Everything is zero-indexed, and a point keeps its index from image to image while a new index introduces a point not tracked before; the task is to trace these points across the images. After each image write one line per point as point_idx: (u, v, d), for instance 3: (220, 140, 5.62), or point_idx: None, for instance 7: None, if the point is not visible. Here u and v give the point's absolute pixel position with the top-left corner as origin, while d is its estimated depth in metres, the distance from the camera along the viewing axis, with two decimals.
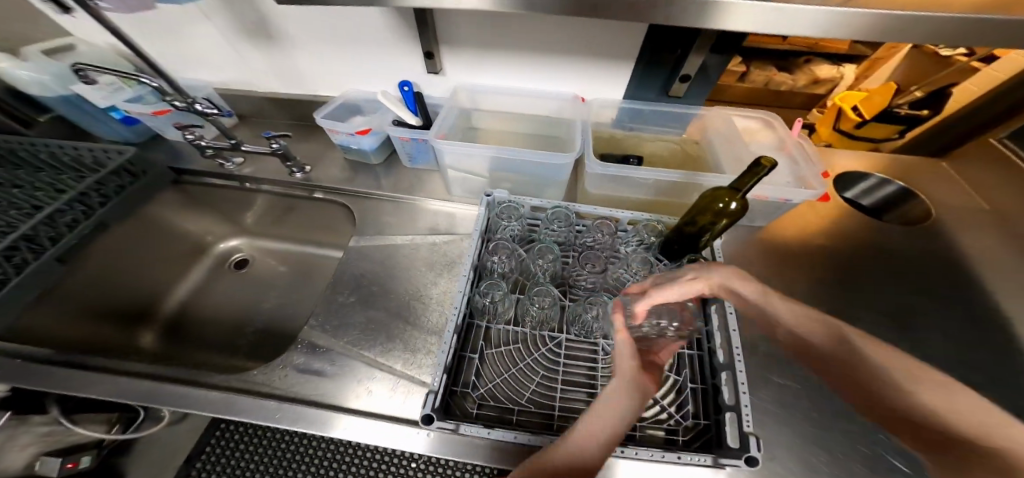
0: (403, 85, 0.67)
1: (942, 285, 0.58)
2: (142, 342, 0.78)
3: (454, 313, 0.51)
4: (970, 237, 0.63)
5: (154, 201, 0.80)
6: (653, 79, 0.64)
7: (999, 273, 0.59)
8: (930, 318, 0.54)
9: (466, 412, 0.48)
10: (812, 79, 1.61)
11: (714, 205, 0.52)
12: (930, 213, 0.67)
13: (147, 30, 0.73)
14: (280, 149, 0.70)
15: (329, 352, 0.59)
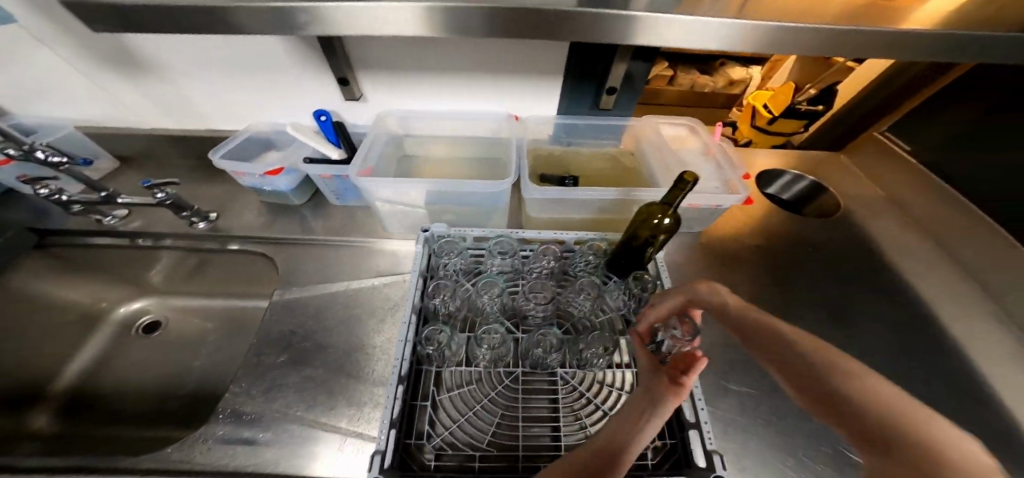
0: (318, 115, 0.61)
1: (860, 273, 0.63)
2: (34, 424, 0.60)
3: (398, 362, 0.45)
4: (867, 221, 0.71)
5: (17, 269, 0.65)
6: (583, 94, 0.63)
7: (905, 255, 0.66)
8: (856, 307, 0.59)
9: (424, 466, 0.41)
10: (728, 80, 1.78)
11: (649, 220, 0.53)
12: (839, 203, 0.74)
13: None
14: (167, 199, 0.60)
15: (262, 417, 0.50)
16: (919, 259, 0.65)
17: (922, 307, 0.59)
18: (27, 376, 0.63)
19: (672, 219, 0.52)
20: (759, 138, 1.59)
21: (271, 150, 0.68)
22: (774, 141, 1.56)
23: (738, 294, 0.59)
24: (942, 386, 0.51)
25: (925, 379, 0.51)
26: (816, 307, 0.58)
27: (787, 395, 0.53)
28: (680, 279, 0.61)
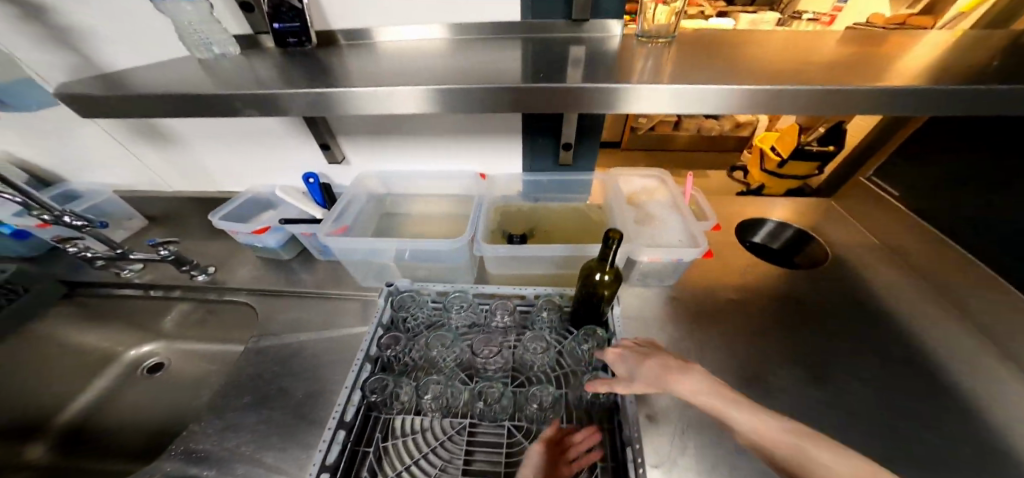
0: (306, 178, 0.67)
1: (853, 326, 0.58)
2: (30, 455, 0.64)
3: (340, 408, 0.45)
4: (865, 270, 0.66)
5: (44, 318, 0.70)
6: (543, 152, 0.67)
7: (906, 308, 0.60)
8: (851, 367, 0.53)
9: None
10: (733, 124, 2.00)
11: (591, 277, 0.50)
12: (828, 251, 0.70)
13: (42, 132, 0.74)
14: (169, 255, 0.67)
15: (210, 460, 0.50)
16: (918, 311, 0.60)
17: (925, 364, 0.53)
18: (29, 409, 0.67)
19: (613, 275, 0.50)
20: (771, 181, 1.56)
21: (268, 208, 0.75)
22: (786, 184, 1.50)
23: (711, 349, 0.56)
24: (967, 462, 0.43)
25: (942, 454, 0.44)
26: (798, 362, 0.54)
27: None
28: (650, 333, 0.58)
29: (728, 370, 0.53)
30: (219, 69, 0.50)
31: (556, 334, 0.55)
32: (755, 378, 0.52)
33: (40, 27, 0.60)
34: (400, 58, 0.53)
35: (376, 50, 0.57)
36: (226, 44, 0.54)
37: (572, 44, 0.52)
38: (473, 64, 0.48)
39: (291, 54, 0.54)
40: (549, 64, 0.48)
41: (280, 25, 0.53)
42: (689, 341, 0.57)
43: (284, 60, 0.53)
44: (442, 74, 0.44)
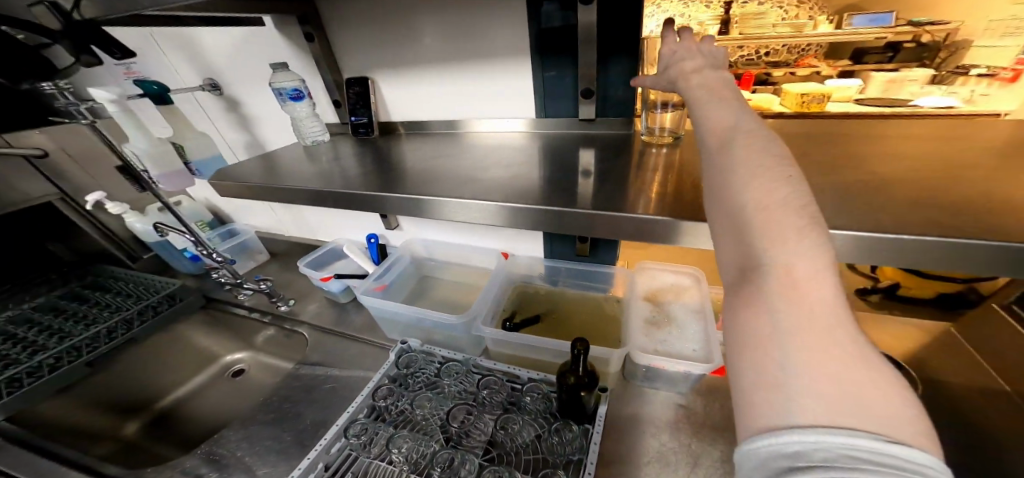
0: (369, 238, 0.83)
1: None
2: (126, 430, 0.84)
3: (326, 441, 0.51)
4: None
5: (185, 320, 0.96)
6: (562, 243, 0.71)
7: None
8: None
9: None
10: None
11: (566, 379, 0.50)
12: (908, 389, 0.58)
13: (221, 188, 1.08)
14: (266, 289, 0.88)
15: (224, 463, 0.60)
16: None
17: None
18: (149, 391, 0.90)
19: (586, 376, 0.50)
20: None
21: (339, 257, 0.93)
22: None
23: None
24: None
25: None
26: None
27: None
28: (642, 451, 0.53)
29: None
30: (315, 158, 0.69)
31: (541, 418, 0.54)
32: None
33: (236, 119, 0.92)
34: (439, 154, 0.65)
35: (426, 145, 0.71)
36: (318, 134, 0.78)
37: (584, 143, 0.61)
38: (487, 167, 0.56)
39: (360, 140, 0.77)
40: (551, 168, 0.53)
41: (354, 119, 0.77)
42: (684, 471, 0.50)
43: (359, 146, 0.74)
44: (454, 178, 0.54)
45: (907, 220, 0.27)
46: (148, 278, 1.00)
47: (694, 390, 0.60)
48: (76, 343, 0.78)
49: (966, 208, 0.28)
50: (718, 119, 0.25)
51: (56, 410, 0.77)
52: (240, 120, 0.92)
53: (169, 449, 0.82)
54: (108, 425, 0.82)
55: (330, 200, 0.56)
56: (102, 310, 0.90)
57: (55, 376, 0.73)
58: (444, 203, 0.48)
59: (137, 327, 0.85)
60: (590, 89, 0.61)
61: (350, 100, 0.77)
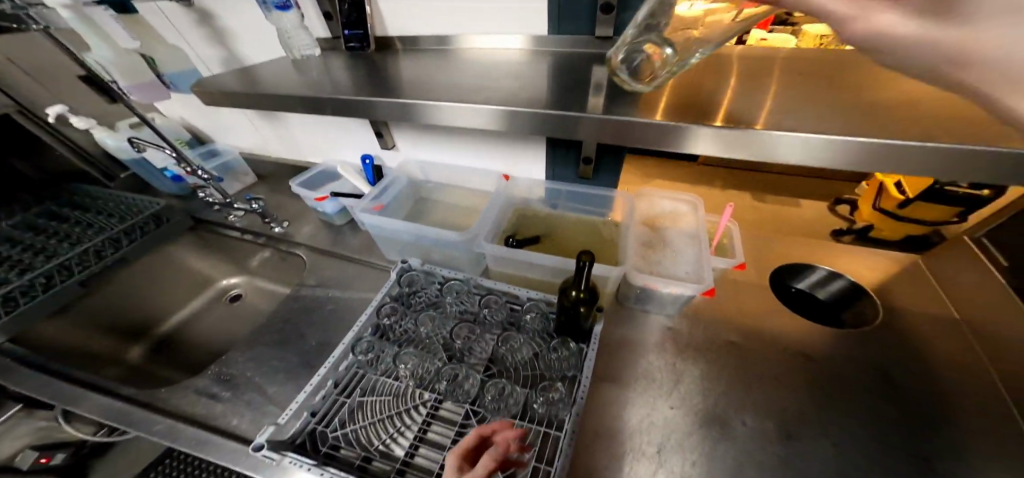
0: (364, 159, 0.79)
1: (879, 407, 0.50)
2: (130, 355, 0.84)
3: (333, 359, 0.53)
4: (929, 340, 0.57)
5: (174, 242, 0.93)
6: (566, 162, 0.68)
7: (964, 409, 0.50)
8: (848, 446, 0.47)
9: (319, 449, 0.47)
10: None
11: (567, 294, 0.51)
12: (880, 315, 0.61)
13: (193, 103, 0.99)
14: (258, 208, 0.85)
15: (237, 382, 0.60)
16: (969, 411, 0.50)
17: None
18: (145, 314, 0.89)
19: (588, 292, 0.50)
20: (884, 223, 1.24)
21: (331, 179, 0.89)
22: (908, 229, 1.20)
23: (692, 389, 0.53)
24: None
25: None
26: (790, 433, 0.48)
27: None
28: (632, 360, 0.57)
29: (706, 418, 0.50)
30: (307, 76, 0.62)
31: (539, 337, 0.57)
32: (720, 431, 0.49)
33: (210, 34, 0.80)
34: (441, 69, 0.59)
35: (425, 60, 0.64)
36: (308, 48, 0.69)
37: (598, 62, 0.56)
38: (500, 83, 0.52)
39: (354, 56, 0.69)
40: (567, 85, 0.49)
41: (347, 32, 0.68)
42: (667, 376, 0.55)
43: (352, 61, 0.67)
44: (462, 88, 0.50)
45: (887, 129, 0.31)
46: (126, 197, 0.96)
47: (681, 310, 0.63)
48: (68, 260, 0.76)
49: (942, 123, 0.31)
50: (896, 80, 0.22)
51: (55, 332, 0.74)
52: (216, 34, 0.80)
53: (181, 371, 0.84)
54: (108, 348, 0.82)
55: (330, 109, 0.51)
56: (84, 229, 0.87)
57: (47, 297, 0.71)
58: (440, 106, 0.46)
59: (128, 245, 0.83)
60: (611, 4, 0.54)
61: (344, 12, 0.65)
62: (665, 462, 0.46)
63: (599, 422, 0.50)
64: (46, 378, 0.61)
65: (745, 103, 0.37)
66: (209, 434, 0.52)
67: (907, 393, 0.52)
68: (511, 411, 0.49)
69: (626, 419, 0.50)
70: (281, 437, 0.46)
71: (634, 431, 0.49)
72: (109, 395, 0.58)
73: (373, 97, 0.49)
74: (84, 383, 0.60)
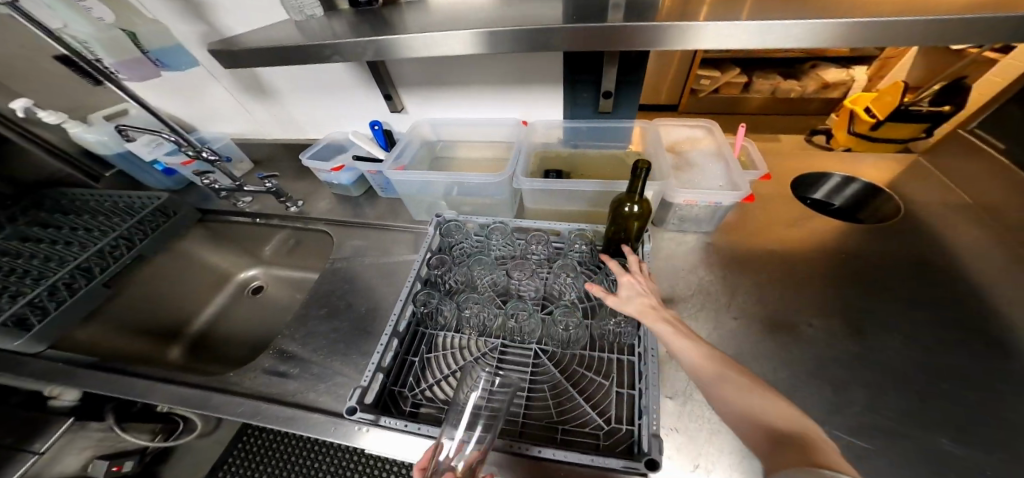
0: (374, 124, 0.78)
1: (901, 283, 0.56)
2: (171, 356, 0.83)
3: (395, 321, 0.54)
4: (943, 225, 0.62)
5: (184, 239, 0.90)
6: (584, 98, 0.70)
7: (979, 270, 0.56)
8: (884, 316, 0.53)
9: (403, 409, 0.50)
10: (822, 83, 2.08)
11: (621, 210, 0.53)
12: (901, 207, 0.66)
13: (166, 88, 0.91)
14: (272, 187, 0.83)
15: (302, 359, 0.61)
16: (988, 271, 0.56)
17: (994, 335, 0.50)
18: (173, 317, 0.88)
19: (642, 206, 0.52)
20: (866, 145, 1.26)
21: (339, 151, 0.87)
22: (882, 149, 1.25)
23: (737, 292, 0.58)
24: (1002, 410, 0.43)
25: (973, 397, 0.44)
26: (842, 322, 0.53)
27: (816, 395, 0.46)
28: (676, 274, 0.61)
29: (758, 315, 0.55)
30: (310, 33, 0.57)
31: (586, 269, 0.61)
32: (778, 326, 0.53)
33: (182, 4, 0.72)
34: (455, 11, 0.58)
35: (432, 6, 0.61)
36: (314, 7, 0.63)
37: None
38: (527, 16, 0.50)
39: (361, 12, 0.64)
40: (597, 8, 0.49)
41: None
42: (712, 285, 0.59)
43: (355, 17, 0.61)
44: (492, 21, 0.49)
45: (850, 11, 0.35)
46: (114, 195, 0.90)
47: (715, 227, 0.67)
48: (85, 263, 0.73)
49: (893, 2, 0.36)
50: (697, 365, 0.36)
51: (95, 337, 0.73)
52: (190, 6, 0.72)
53: (228, 364, 0.83)
54: (149, 351, 0.81)
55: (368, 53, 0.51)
56: (77, 231, 0.81)
57: (81, 297, 0.70)
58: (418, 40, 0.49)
59: (140, 242, 0.81)
60: None
61: None
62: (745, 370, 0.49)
63: None
64: (110, 377, 0.60)
65: (732, 6, 0.40)
66: (293, 410, 0.53)
67: (929, 271, 0.58)
68: (581, 349, 0.52)
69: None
70: (368, 400, 0.48)
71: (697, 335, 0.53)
72: (176, 385, 0.58)
73: (392, 34, 0.49)
74: (148, 378, 0.60)
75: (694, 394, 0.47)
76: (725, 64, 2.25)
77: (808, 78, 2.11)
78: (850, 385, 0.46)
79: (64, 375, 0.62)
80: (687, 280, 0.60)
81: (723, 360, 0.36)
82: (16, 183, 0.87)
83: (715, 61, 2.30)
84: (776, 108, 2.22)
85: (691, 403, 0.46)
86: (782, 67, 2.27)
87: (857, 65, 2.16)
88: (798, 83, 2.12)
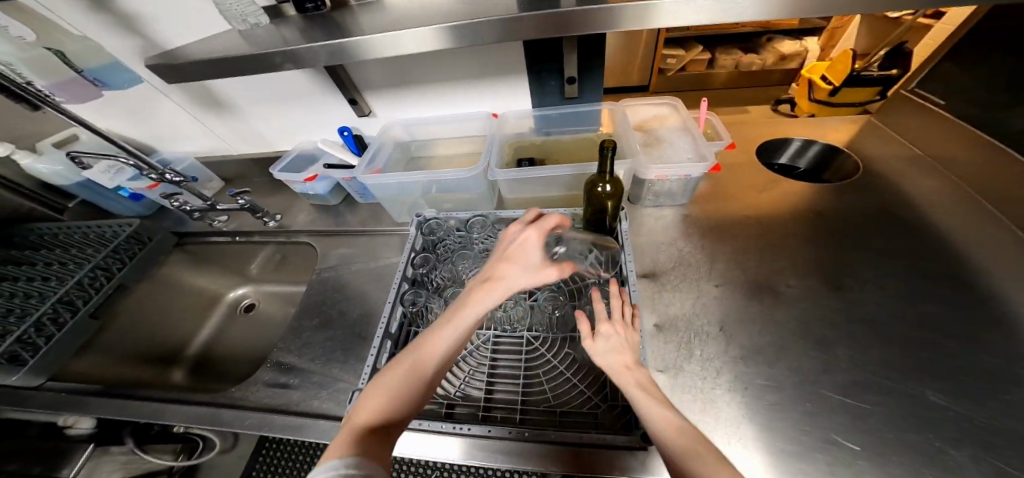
0: (343, 131, 0.76)
1: (863, 238, 0.60)
2: (175, 378, 0.83)
3: (385, 323, 0.55)
4: (901, 177, 0.66)
5: (165, 263, 0.88)
6: (550, 86, 0.70)
7: (935, 219, 0.60)
8: (851, 270, 0.57)
9: None
10: (778, 56, 2.11)
11: (594, 191, 0.55)
12: (858, 164, 0.70)
13: (116, 110, 0.86)
14: (246, 204, 0.82)
15: (301, 369, 0.62)
16: (941, 219, 0.60)
17: (949, 278, 0.54)
18: (167, 343, 0.87)
19: (613, 186, 0.54)
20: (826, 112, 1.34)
21: (311, 161, 0.86)
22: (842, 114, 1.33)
23: (715, 260, 0.61)
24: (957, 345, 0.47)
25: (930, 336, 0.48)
26: (811, 282, 0.56)
27: (794, 349, 0.50)
28: (655, 249, 0.64)
29: (735, 280, 0.58)
30: (258, 42, 0.55)
31: None
32: (755, 290, 0.56)
33: (115, 22, 0.66)
34: (409, 11, 0.56)
35: (385, 7, 0.59)
36: (257, 13, 0.60)
37: None
38: (478, 8, 0.50)
39: (311, 19, 0.60)
40: None
41: None
42: (690, 256, 0.62)
43: (306, 23, 0.59)
44: (446, 16, 0.49)
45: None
46: (81, 225, 0.87)
47: (689, 198, 0.69)
48: (66, 295, 0.71)
49: None
50: (664, 427, 0.34)
51: (95, 368, 0.73)
52: (123, 22, 0.67)
53: (231, 381, 0.83)
54: (148, 376, 0.80)
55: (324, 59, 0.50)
56: (49, 266, 0.78)
57: (68, 332, 0.69)
58: (365, 42, 0.48)
59: (119, 271, 0.79)
60: None
61: None
62: (730, 336, 0.52)
63: (652, 310, 0.55)
64: (110, 405, 0.60)
65: None
66: (301, 419, 0.54)
67: (891, 224, 0.61)
68: (570, 331, 0.55)
69: (675, 306, 0.56)
70: None
71: (679, 305, 0.56)
72: (178, 407, 0.59)
73: (344, 38, 0.49)
74: (150, 402, 0.61)
75: (686, 365, 0.49)
76: (688, 42, 2.27)
77: (766, 50, 2.16)
78: (822, 338, 0.50)
79: (67, 403, 0.62)
80: (667, 254, 0.62)
81: (696, 435, 0.33)
82: None
83: (678, 39, 2.30)
84: (740, 82, 2.25)
85: (682, 374, 0.48)
86: (742, 41, 2.31)
87: (809, 35, 2.23)
88: (757, 56, 2.13)
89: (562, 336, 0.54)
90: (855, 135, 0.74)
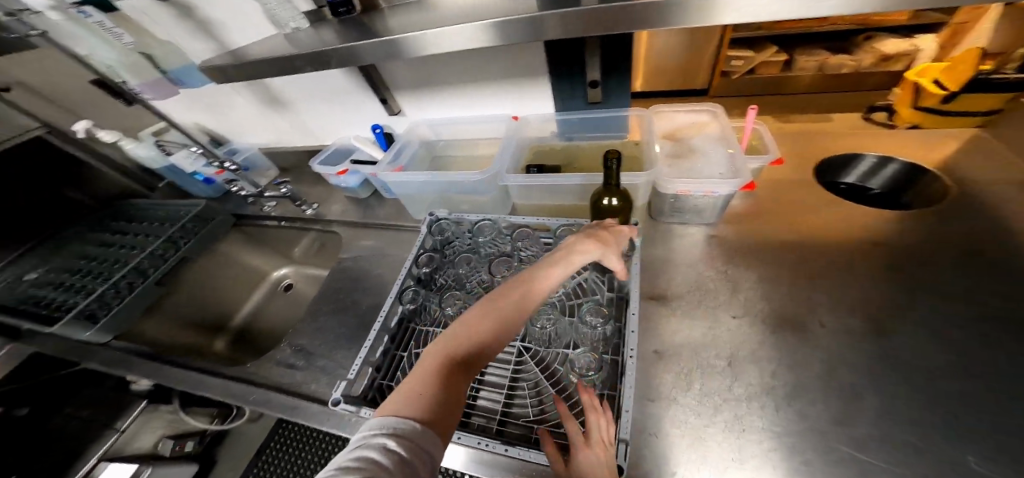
0: (374, 128, 0.80)
1: (948, 280, 0.48)
2: (217, 346, 0.94)
3: (383, 317, 0.56)
4: (1013, 208, 0.52)
5: (223, 241, 1.00)
6: (575, 89, 0.67)
7: None
8: (925, 319, 0.45)
9: None
10: (878, 56, 1.82)
11: (600, 204, 0.53)
12: (951, 189, 0.57)
13: (198, 106, 1.00)
14: (288, 193, 0.90)
15: (309, 352, 0.66)
16: None
17: None
18: (217, 312, 0.98)
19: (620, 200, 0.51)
20: None
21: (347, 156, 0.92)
22: None
23: (743, 288, 0.53)
24: None
25: None
26: (865, 327, 0.46)
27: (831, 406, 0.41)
28: (673, 269, 0.57)
29: (764, 313, 0.50)
30: (295, 45, 0.60)
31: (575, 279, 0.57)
32: (788, 328, 0.48)
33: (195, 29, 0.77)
34: (430, 13, 0.57)
35: (411, 10, 0.61)
36: (298, 18, 0.66)
37: None
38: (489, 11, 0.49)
39: (343, 23, 0.64)
40: None
41: None
42: (714, 281, 0.55)
43: (340, 26, 0.63)
44: (458, 18, 0.49)
45: None
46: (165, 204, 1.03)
47: (722, 216, 0.61)
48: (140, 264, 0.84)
49: None
50: None
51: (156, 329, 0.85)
52: (201, 29, 0.77)
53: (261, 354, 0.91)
54: (197, 342, 0.91)
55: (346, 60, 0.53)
56: (135, 237, 0.93)
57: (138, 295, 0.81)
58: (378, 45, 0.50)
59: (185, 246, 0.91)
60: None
61: None
62: (744, 376, 0.44)
63: (656, 336, 0.50)
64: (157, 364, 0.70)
65: None
66: (297, 400, 0.58)
67: (989, 265, 0.48)
68: (563, 347, 0.51)
69: (684, 333, 0.49)
70: (353, 394, 0.50)
71: (690, 333, 0.49)
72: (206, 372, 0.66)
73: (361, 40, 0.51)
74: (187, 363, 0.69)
75: (681, 397, 0.43)
76: (762, 42, 2.05)
77: (861, 51, 1.87)
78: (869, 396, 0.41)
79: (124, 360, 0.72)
80: (685, 277, 0.56)
81: None
82: (95, 196, 1.03)
83: (750, 38, 2.09)
84: (826, 86, 1.98)
85: (677, 409, 0.42)
86: (831, 41, 2.03)
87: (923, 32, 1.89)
88: (848, 58, 1.87)
89: (553, 352, 0.51)
90: (951, 156, 0.62)
